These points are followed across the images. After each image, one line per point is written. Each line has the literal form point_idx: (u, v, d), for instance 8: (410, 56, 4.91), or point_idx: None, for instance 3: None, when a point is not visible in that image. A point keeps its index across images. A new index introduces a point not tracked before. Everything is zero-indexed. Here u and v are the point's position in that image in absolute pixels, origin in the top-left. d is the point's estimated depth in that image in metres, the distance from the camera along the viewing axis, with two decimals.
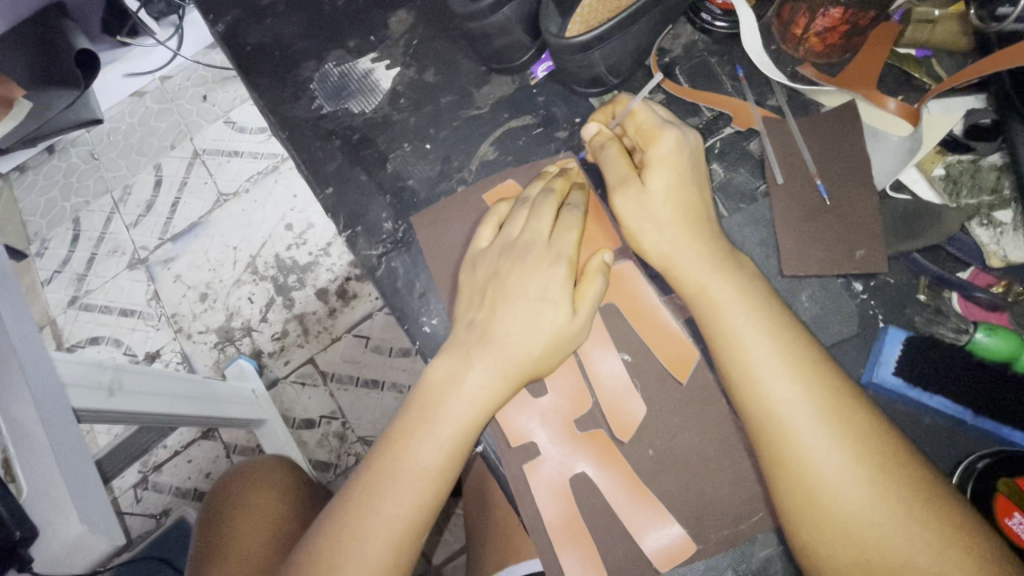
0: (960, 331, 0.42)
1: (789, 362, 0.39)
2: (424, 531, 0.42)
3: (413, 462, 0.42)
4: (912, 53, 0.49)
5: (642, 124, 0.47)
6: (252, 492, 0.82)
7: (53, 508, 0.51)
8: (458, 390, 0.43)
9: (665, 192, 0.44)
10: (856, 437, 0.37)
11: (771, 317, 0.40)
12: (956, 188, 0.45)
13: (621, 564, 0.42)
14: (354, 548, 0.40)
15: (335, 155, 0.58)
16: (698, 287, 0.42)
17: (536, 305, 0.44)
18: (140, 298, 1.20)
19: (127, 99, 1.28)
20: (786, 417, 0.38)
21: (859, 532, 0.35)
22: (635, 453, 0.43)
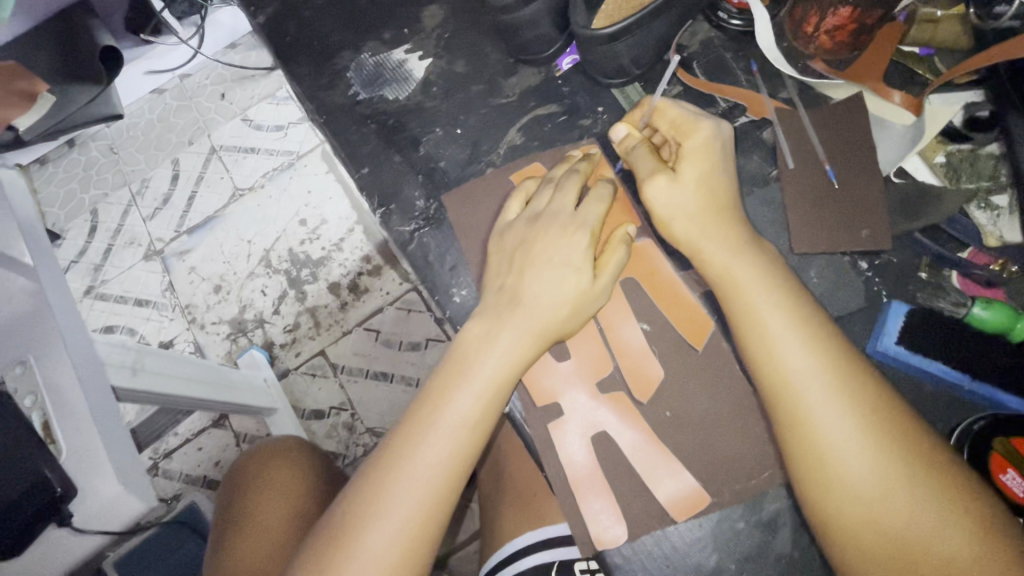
0: (959, 304, 0.45)
1: (802, 334, 0.42)
2: (456, 483, 0.45)
3: (446, 419, 0.45)
4: (916, 51, 0.53)
5: (673, 120, 0.51)
6: (269, 468, 0.83)
7: (93, 468, 0.63)
8: (490, 352, 0.46)
9: (696, 181, 0.48)
10: (862, 403, 0.40)
11: (782, 287, 0.44)
12: (956, 174, 0.48)
13: (639, 515, 0.44)
14: (390, 495, 0.44)
15: (370, 138, 0.62)
16: (724, 269, 0.45)
17: (561, 270, 0.47)
18: (155, 289, 1.26)
19: (148, 95, 1.36)
20: (798, 383, 0.41)
21: (865, 491, 0.38)
22: (653, 413, 0.46)
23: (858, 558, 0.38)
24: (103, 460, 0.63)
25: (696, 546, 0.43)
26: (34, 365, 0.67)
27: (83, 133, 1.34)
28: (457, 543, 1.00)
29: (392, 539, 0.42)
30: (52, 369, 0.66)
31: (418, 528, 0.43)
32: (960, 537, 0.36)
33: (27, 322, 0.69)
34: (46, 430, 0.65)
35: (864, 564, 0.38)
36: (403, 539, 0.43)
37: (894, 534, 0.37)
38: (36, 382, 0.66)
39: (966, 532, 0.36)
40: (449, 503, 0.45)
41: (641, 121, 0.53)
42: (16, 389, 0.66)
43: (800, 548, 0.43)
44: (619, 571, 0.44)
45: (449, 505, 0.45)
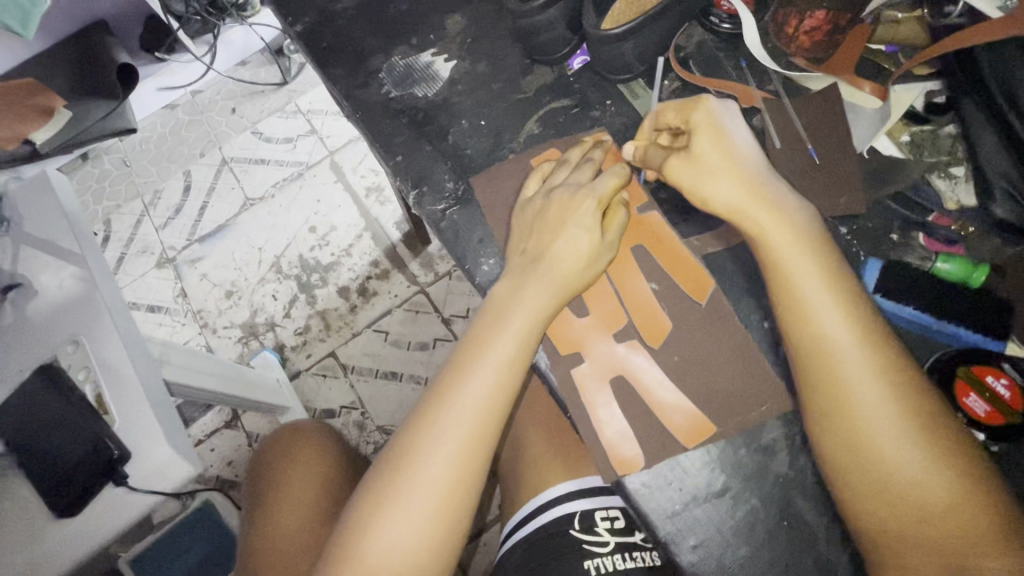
0: (925, 258, 0.53)
1: (827, 288, 0.47)
2: (497, 421, 0.51)
3: (485, 369, 0.51)
4: (883, 48, 0.61)
5: (678, 107, 0.56)
6: (296, 451, 0.85)
7: (144, 437, 0.68)
8: (521, 306, 0.53)
9: (709, 151, 0.53)
10: (886, 363, 0.45)
11: (795, 231, 0.49)
12: (919, 150, 0.56)
13: (654, 444, 0.50)
14: (437, 432, 0.50)
15: (403, 130, 0.69)
16: (761, 230, 0.50)
17: (576, 230, 0.54)
18: (168, 295, 1.32)
19: (160, 111, 1.45)
20: (833, 341, 0.45)
21: (873, 436, 0.43)
22: (663, 357, 0.53)
23: (851, 491, 0.44)
24: (155, 426, 0.69)
25: (705, 470, 0.49)
26: (85, 344, 0.71)
27: (97, 147, 1.42)
28: (475, 532, 1.06)
29: (443, 467, 0.49)
30: (102, 347, 0.71)
31: (466, 456, 0.49)
32: (941, 487, 0.42)
33: (76, 304, 0.74)
34: (100, 402, 0.69)
35: (854, 497, 0.44)
36: (452, 470, 0.49)
37: (889, 477, 0.43)
38: (89, 359, 0.71)
39: (948, 482, 0.42)
40: (492, 437, 0.50)
41: (649, 129, 0.59)
42: (70, 365, 0.71)
43: (795, 468, 0.49)
44: (637, 494, 0.49)
45: (492, 440, 0.50)
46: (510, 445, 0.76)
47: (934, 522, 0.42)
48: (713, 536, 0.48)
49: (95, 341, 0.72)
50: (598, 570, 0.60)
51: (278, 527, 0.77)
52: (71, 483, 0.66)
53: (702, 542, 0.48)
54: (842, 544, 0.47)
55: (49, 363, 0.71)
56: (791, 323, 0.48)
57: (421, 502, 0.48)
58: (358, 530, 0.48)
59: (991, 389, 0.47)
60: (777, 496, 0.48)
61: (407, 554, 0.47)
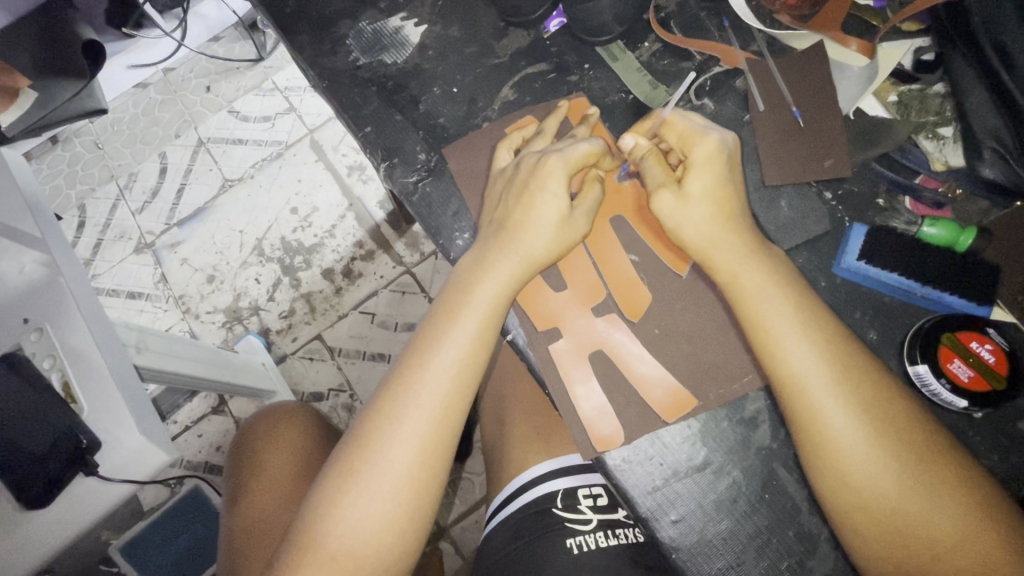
0: (910, 223, 0.51)
1: (787, 298, 0.46)
2: (463, 398, 0.49)
3: (449, 349, 0.49)
4: (870, 4, 0.58)
5: (681, 133, 0.52)
6: (263, 451, 0.82)
7: (116, 427, 0.64)
8: (486, 282, 0.51)
9: (701, 193, 0.49)
10: (866, 400, 0.42)
11: (748, 246, 0.48)
12: (906, 110, 0.54)
13: (635, 420, 0.49)
14: (402, 414, 0.48)
15: (372, 99, 0.66)
16: (734, 275, 0.47)
17: (545, 195, 0.51)
18: (147, 281, 1.28)
19: (131, 90, 1.38)
20: (807, 381, 0.43)
21: (858, 464, 0.41)
22: (643, 330, 0.51)
23: (857, 537, 0.42)
24: (126, 414, 0.65)
25: (686, 445, 0.48)
26: (50, 331, 0.66)
27: (67, 129, 1.36)
28: (460, 512, 1.06)
29: (410, 447, 0.47)
30: (68, 334, 0.66)
31: (434, 435, 0.48)
32: (946, 515, 0.39)
33: (39, 292, 0.68)
34: (67, 391, 0.65)
35: (861, 542, 0.42)
36: (417, 449, 0.48)
37: (889, 515, 0.40)
38: (53, 346, 0.66)
39: (954, 518, 0.39)
40: (457, 415, 0.49)
41: (650, 131, 0.54)
42: (34, 353, 0.66)
43: (778, 440, 0.48)
44: (617, 471, 0.48)
45: (459, 419, 0.50)
46: (494, 420, 0.75)
47: (951, 561, 0.39)
48: (694, 510, 0.47)
49: (61, 328, 0.67)
50: (581, 548, 0.58)
51: (251, 515, 0.76)
52: (40, 475, 0.62)
53: (682, 517, 0.46)
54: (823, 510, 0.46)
55: (13, 352, 0.66)
56: (765, 352, 0.45)
57: (389, 483, 0.47)
58: (321, 509, 0.47)
59: (976, 354, 0.45)
60: (758, 467, 0.47)
61: (370, 537, 0.46)
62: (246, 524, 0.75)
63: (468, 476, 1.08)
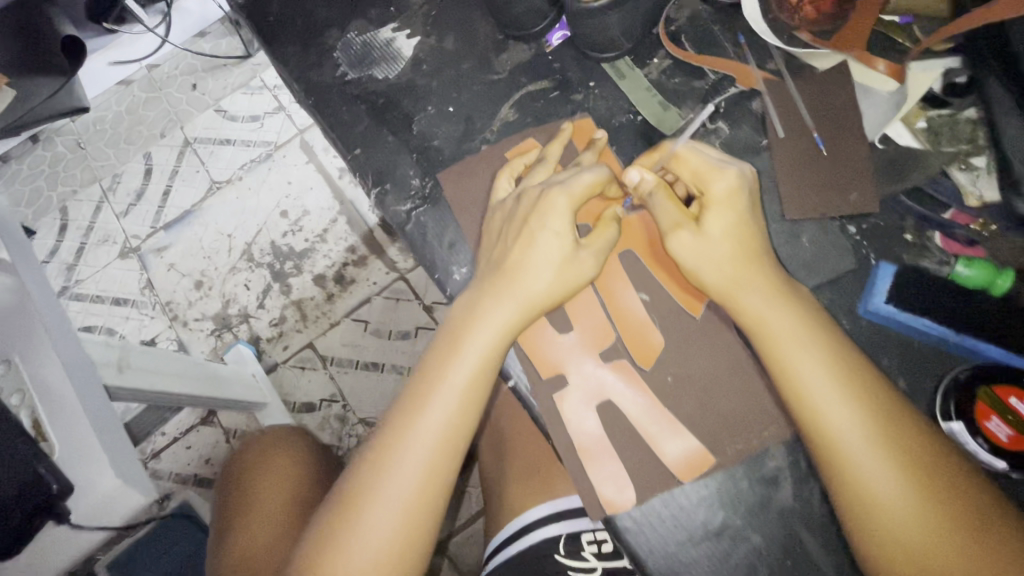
0: (943, 263, 0.48)
1: (819, 345, 0.43)
2: (452, 457, 0.46)
3: (440, 401, 0.46)
4: (897, 19, 0.54)
5: (695, 169, 0.48)
6: (258, 478, 0.78)
7: (91, 468, 0.60)
8: (480, 329, 0.47)
9: (721, 234, 0.45)
10: (904, 457, 0.40)
11: (777, 288, 0.45)
12: (936, 138, 0.50)
13: (646, 478, 0.46)
14: (390, 472, 0.45)
15: (362, 118, 0.61)
16: (760, 320, 0.44)
17: (547, 236, 0.48)
18: (134, 287, 1.23)
19: (115, 87, 1.31)
20: (840, 433, 0.41)
21: (897, 524, 0.39)
22: (655, 378, 0.48)
23: None
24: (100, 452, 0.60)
25: (702, 506, 0.45)
26: (18, 363, 0.61)
27: (48, 128, 1.30)
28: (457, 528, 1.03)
29: (396, 510, 0.44)
30: (40, 367, 0.62)
31: (421, 497, 0.44)
32: None
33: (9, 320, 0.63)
34: (36, 430, 0.59)
35: None
36: (403, 512, 0.44)
37: None
38: (23, 380, 0.61)
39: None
40: (447, 474, 0.45)
41: (657, 166, 0.50)
42: None
43: (800, 501, 0.44)
44: (628, 533, 0.45)
45: (449, 477, 0.46)
46: (493, 453, 0.72)
47: None
48: None
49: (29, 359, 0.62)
50: None
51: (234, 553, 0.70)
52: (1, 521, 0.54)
53: None
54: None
55: None
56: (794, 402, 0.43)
57: (372, 548, 0.43)
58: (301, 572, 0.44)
59: (1015, 411, 0.42)
60: (780, 530, 0.44)
61: None
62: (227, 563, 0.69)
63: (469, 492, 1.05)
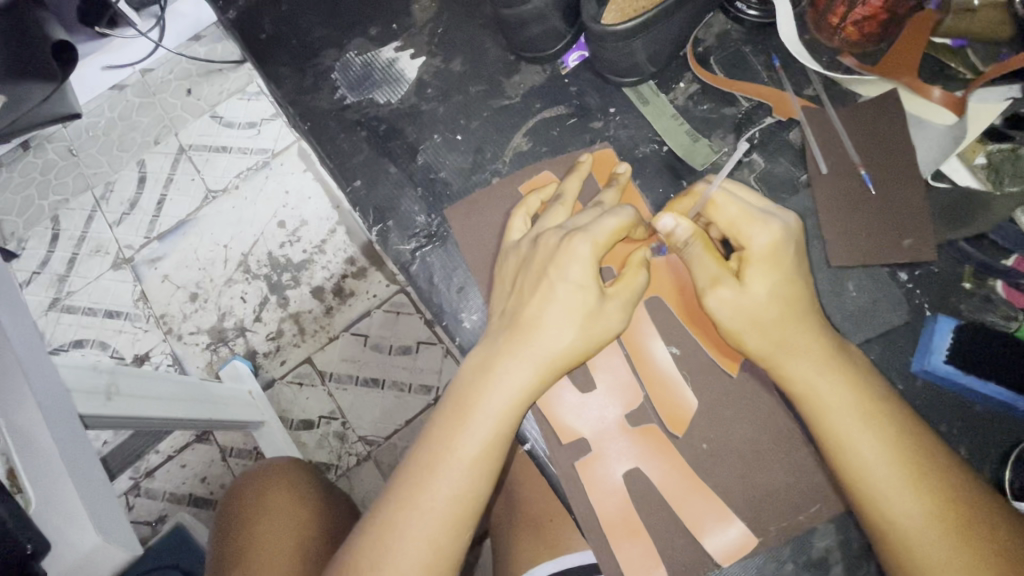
0: (1009, 318, 0.43)
1: (877, 418, 0.38)
2: (460, 538, 0.41)
3: (445, 480, 0.41)
4: (948, 43, 0.49)
5: (735, 214, 0.42)
6: (253, 520, 0.70)
7: (70, 523, 0.47)
8: (492, 393, 0.42)
9: (766, 295, 0.40)
10: (985, 553, 0.35)
11: (826, 352, 0.40)
12: (998, 177, 0.45)
13: (680, 558, 0.41)
14: (387, 567, 0.39)
15: (362, 147, 0.56)
16: (809, 390, 0.39)
17: (567, 289, 0.43)
18: (127, 299, 1.15)
19: (108, 92, 1.23)
20: (909, 526, 0.36)
21: None
22: (689, 445, 0.43)
23: None
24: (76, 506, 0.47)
25: None
26: None
27: (38, 134, 1.22)
28: None
29: None
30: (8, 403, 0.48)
31: None
32: None
33: None
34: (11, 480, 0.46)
35: None
36: None
37: None
38: None
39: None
40: (455, 558, 0.41)
41: (693, 213, 0.45)
42: None
43: None
44: None
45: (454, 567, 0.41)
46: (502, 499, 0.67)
47: None
48: None
49: None
50: None
51: None
52: None
53: None
54: None
55: None
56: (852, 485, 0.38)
57: None
58: None
59: None
60: None
61: None
62: None
63: None
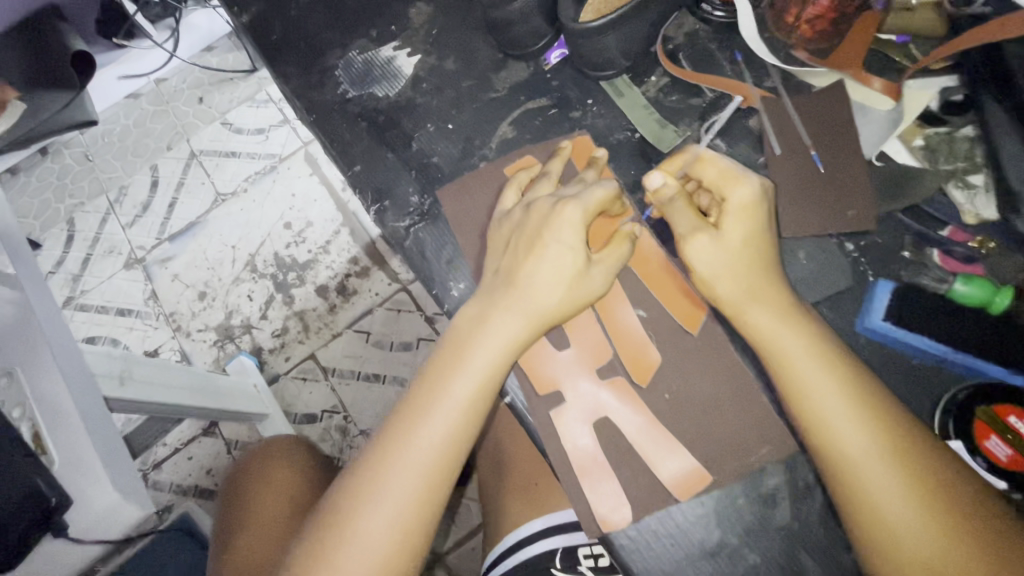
0: (941, 280, 0.47)
1: (822, 358, 0.43)
2: (451, 471, 0.46)
3: (438, 419, 0.46)
4: (893, 38, 0.54)
5: (721, 169, 0.48)
6: (255, 490, 0.76)
7: (86, 480, 0.60)
8: (483, 343, 0.47)
9: (741, 240, 0.46)
10: (909, 472, 0.40)
11: (785, 300, 0.45)
12: (933, 156, 0.50)
13: (643, 496, 0.46)
14: (383, 495, 0.44)
15: (362, 136, 0.62)
16: (770, 333, 0.44)
17: (558, 250, 0.48)
18: (137, 297, 1.21)
19: (123, 101, 1.30)
20: (848, 448, 0.41)
21: (904, 538, 0.39)
22: (653, 395, 0.48)
23: None
24: (95, 464, 0.60)
25: (699, 525, 0.45)
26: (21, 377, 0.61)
27: (57, 141, 1.29)
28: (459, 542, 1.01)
29: (388, 527, 0.44)
30: (43, 381, 0.61)
31: (416, 514, 0.44)
32: None
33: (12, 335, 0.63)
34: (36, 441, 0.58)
35: None
36: (397, 529, 0.44)
37: None
38: (25, 395, 0.60)
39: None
40: (445, 489, 0.46)
41: (680, 172, 0.50)
42: None
43: (799, 520, 0.44)
44: (625, 553, 0.44)
45: (441, 496, 0.46)
46: (492, 468, 0.72)
47: None
48: None
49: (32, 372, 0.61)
50: None
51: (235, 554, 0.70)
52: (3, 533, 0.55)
53: None
54: None
55: None
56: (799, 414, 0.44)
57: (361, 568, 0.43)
58: None
59: (1015, 430, 0.42)
60: (779, 550, 0.44)
61: None
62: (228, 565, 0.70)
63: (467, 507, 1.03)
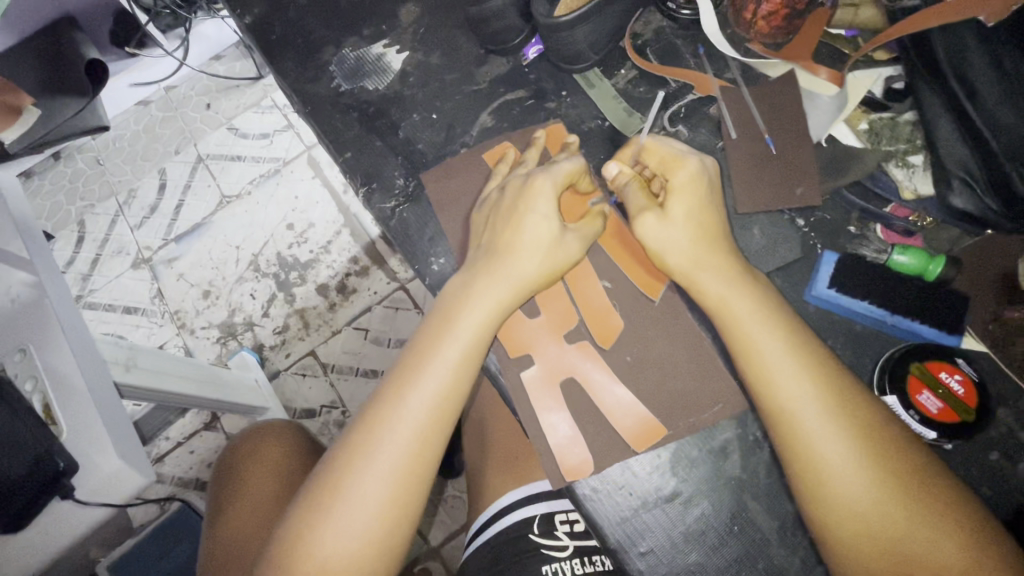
0: (880, 250, 0.51)
1: (773, 322, 0.46)
2: (442, 430, 0.49)
3: (430, 382, 0.49)
4: (842, 33, 0.59)
5: (661, 158, 0.53)
6: (246, 467, 0.80)
7: (93, 449, 0.60)
8: (471, 311, 0.51)
9: (685, 216, 0.50)
10: (857, 427, 0.43)
11: (735, 268, 0.48)
12: (876, 138, 0.54)
13: (604, 450, 0.49)
14: (377, 452, 0.48)
15: (353, 125, 0.66)
16: (721, 299, 0.47)
17: (536, 220, 0.52)
18: (143, 296, 1.26)
19: (134, 107, 1.35)
20: (800, 407, 0.44)
21: (851, 490, 0.41)
22: (615, 357, 0.51)
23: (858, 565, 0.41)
24: (103, 435, 0.60)
25: (655, 475, 0.48)
26: (33, 352, 0.62)
27: (70, 146, 1.34)
28: (449, 531, 1.04)
29: (382, 483, 0.47)
30: (53, 355, 0.62)
31: (409, 470, 0.48)
32: (942, 541, 0.39)
33: (25, 311, 0.64)
34: (47, 413, 0.60)
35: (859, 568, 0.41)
36: (391, 484, 0.47)
37: (889, 542, 0.40)
38: (36, 367, 0.61)
39: (947, 540, 0.39)
40: (437, 447, 0.49)
41: (632, 159, 0.55)
42: (16, 374, 0.61)
43: (747, 471, 0.48)
44: (587, 500, 0.48)
45: (436, 453, 0.49)
46: (475, 443, 0.75)
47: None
48: (664, 543, 0.47)
49: (42, 347, 0.62)
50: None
51: (231, 526, 0.74)
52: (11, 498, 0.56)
53: (651, 549, 0.46)
54: (796, 544, 0.46)
55: None
56: (754, 376, 0.46)
57: (356, 522, 0.46)
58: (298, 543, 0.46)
59: (945, 385, 0.46)
60: (728, 498, 0.47)
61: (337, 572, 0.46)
62: (222, 539, 0.73)
63: (457, 497, 1.06)
